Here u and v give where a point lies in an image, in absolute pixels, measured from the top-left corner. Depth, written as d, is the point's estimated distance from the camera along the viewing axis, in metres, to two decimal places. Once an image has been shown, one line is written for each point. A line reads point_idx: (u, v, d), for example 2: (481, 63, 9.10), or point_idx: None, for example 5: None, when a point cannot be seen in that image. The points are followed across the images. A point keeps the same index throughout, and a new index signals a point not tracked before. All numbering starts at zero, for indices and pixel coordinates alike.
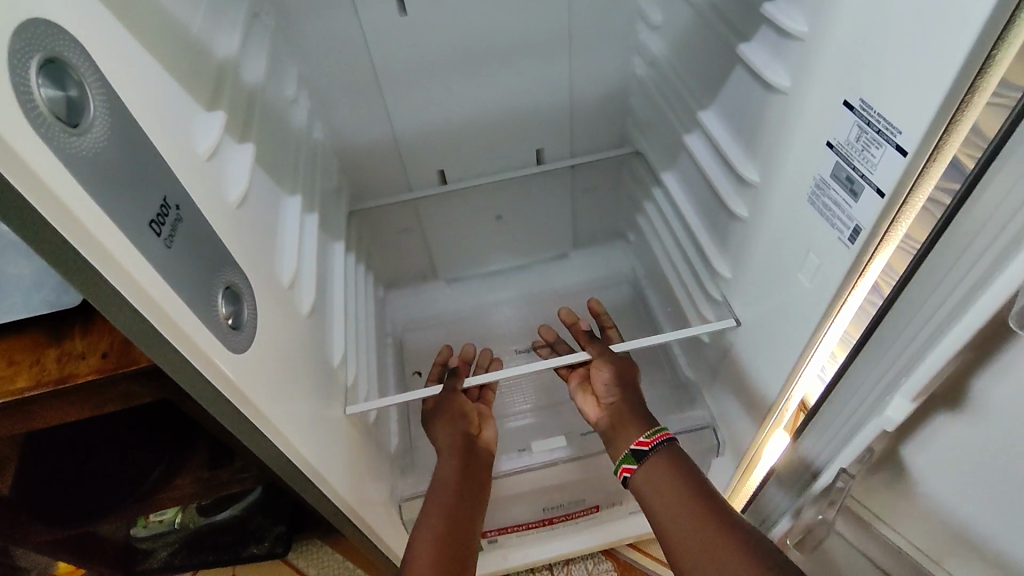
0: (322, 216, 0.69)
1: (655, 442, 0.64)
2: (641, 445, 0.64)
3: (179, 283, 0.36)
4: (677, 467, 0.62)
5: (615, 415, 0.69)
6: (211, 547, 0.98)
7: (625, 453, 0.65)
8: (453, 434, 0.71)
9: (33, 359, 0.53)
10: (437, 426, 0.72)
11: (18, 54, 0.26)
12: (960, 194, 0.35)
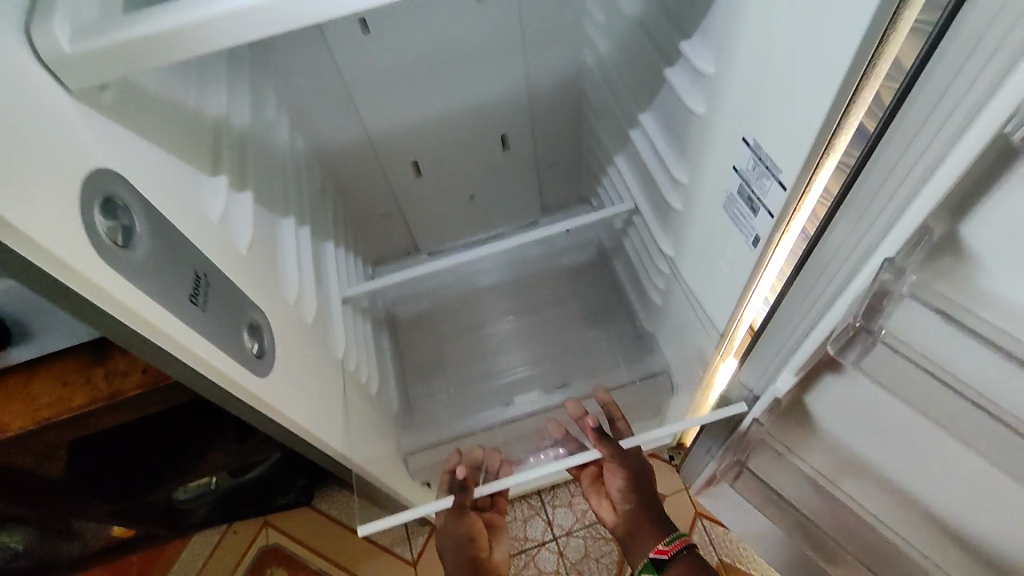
0: (311, 223, 0.77)
1: (674, 551, 0.76)
2: (661, 554, 0.76)
3: (217, 337, 0.45)
4: (699, 568, 0.74)
5: (631, 523, 0.82)
6: (243, 502, 1.11)
7: (648, 562, 0.77)
8: (466, 553, 0.81)
9: (84, 378, 0.63)
10: (450, 547, 0.81)
11: (85, 205, 0.34)
12: (827, 221, 0.45)
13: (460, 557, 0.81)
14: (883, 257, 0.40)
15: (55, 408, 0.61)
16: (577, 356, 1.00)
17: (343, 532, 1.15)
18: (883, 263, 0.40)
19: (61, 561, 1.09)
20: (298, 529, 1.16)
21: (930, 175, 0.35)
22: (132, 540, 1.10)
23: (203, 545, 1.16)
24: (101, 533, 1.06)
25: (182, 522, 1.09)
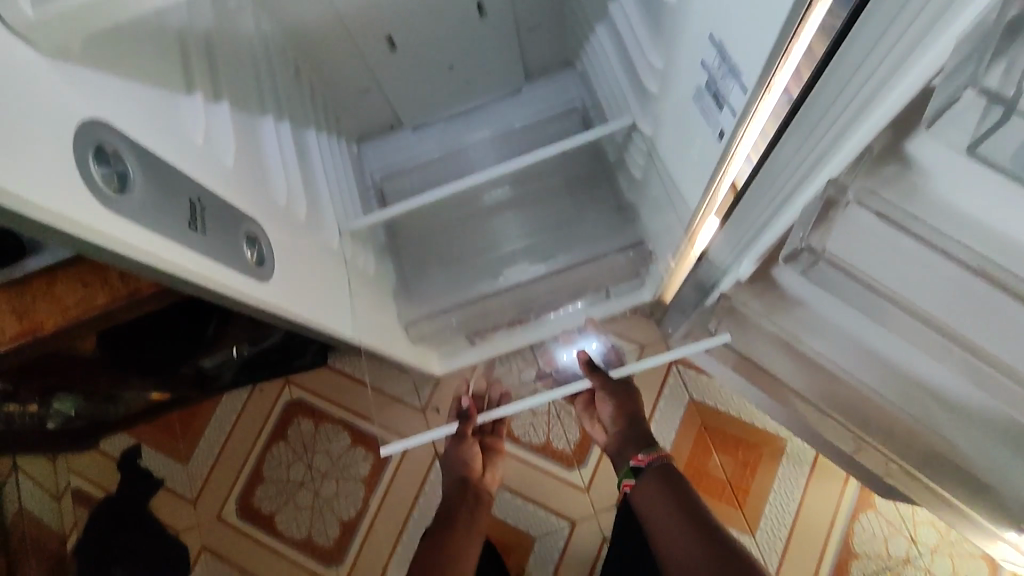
0: (290, 114, 0.77)
1: (650, 460, 0.90)
2: (638, 463, 0.91)
3: (220, 255, 0.50)
4: (669, 476, 0.88)
5: (617, 443, 0.98)
6: (265, 365, 1.23)
7: (626, 471, 0.93)
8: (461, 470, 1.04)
9: (103, 279, 0.64)
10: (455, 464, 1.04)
11: (81, 159, 0.37)
12: (804, 99, 0.48)
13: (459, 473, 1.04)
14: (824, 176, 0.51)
15: (83, 308, 0.63)
16: (562, 226, 1.04)
17: (356, 386, 1.28)
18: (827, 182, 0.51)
19: (112, 418, 1.23)
20: (319, 385, 1.29)
21: (891, 79, 0.40)
22: (169, 402, 1.24)
23: (235, 403, 1.30)
24: (141, 398, 1.19)
25: (214, 383, 1.22)
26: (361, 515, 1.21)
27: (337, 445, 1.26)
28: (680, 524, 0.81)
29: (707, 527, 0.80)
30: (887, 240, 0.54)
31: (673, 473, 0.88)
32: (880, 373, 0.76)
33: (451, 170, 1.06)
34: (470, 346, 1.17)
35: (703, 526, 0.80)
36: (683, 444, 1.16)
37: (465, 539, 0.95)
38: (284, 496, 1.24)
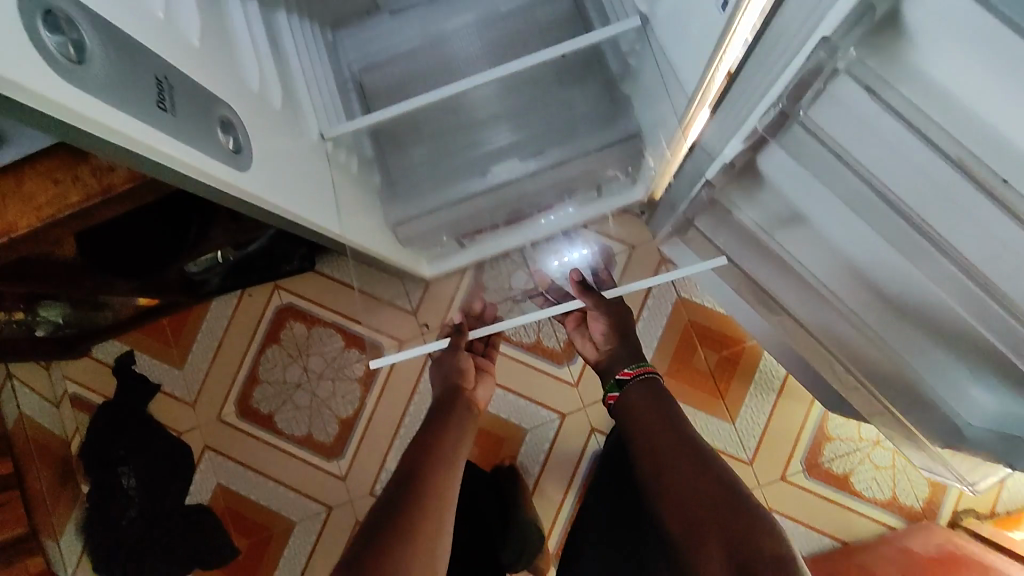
0: None
1: (637, 373, 0.91)
2: (626, 375, 0.91)
3: (194, 139, 0.47)
4: (657, 393, 0.88)
5: (609, 357, 0.99)
6: (252, 270, 1.21)
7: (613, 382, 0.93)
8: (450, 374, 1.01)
9: (73, 176, 0.61)
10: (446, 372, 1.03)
11: (30, 21, 0.33)
12: None
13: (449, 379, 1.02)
14: (819, 36, 0.50)
15: (56, 206, 0.60)
16: (551, 121, 0.99)
17: (344, 289, 1.28)
18: (820, 44, 0.50)
19: (100, 325, 1.23)
20: (308, 290, 1.28)
21: None
22: (157, 308, 1.23)
23: (224, 309, 1.30)
24: (127, 304, 1.19)
25: (201, 289, 1.21)
26: (357, 416, 1.25)
27: (331, 348, 1.28)
28: (658, 430, 0.81)
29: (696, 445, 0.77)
30: (875, 125, 0.53)
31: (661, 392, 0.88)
32: (852, 276, 0.77)
33: (434, 59, 1.00)
34: (459, 249, 1.15)
35: (692, 443, 0.77)
36: (669, 342, 1.19)
37: (446, 430, 0.90)
38: (282, 397, 1.27)
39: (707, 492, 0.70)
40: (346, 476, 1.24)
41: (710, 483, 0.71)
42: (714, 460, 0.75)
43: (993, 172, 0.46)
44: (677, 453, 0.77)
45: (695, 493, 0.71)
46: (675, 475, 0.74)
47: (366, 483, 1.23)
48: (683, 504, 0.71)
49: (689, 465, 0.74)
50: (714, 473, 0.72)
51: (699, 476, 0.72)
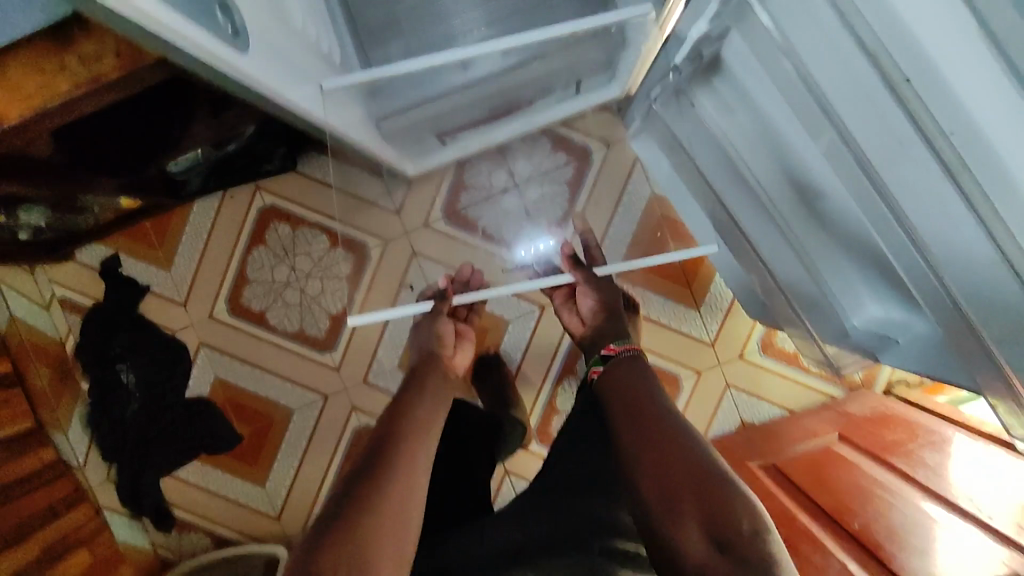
0: None
1: (620, 352, 0.99)
2: (610, 353, 1.00)
3: (194, 13, 0.48)
4: (638, 369, 0.95)
5: (596, 336, 1.11)
6: (233, 170, 1.21)
7: (598, 358, 1.02)
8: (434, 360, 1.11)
9: (58, 62, 0.61)
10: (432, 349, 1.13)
11: None
12: None
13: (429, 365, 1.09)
14: None
15: (47, 92, 0.61)
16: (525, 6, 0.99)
17: (326, 190, 1.30)
18: None
19: (81, 228, 1.23)
20: (290, 191, 1.30)
21: None
22: (139, 211, 1.24)
23: (206, 211, 1.31)
24: (109, 207, 1.19)
25: (183, 190, 1.21)
26: (346, 312, 1.31)
27: (316, 248, 1.31)
28: (637, 406, 0.88)
29: (668, 422, 0.84)
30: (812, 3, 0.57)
31: (642, 369, 0.95)
32: (786, 177, 0.86)
33: None
34: (440, 147, 1.17)
35: (666, 421, 0.84)
36: None
37: (420, 409, 0.96)
38: (272, 295, 1.32)
39: (675, 470, 0.78)
40: (339, 366, 1.32)
41: (684, 456, 0.79)
42: (687, 435, 0.82)
43: (901, 71, 0.51)
44: (653, 429, 0.84)
45: (671, 463, 0.79)
46: (654, 449, 0.82)
47: (359, 372, 1.31)
48: (660, 474, 0.79)
49: (666, 439, 0.82)
50: (686, 447, 0.80)
51: (675, 449, 0.80)
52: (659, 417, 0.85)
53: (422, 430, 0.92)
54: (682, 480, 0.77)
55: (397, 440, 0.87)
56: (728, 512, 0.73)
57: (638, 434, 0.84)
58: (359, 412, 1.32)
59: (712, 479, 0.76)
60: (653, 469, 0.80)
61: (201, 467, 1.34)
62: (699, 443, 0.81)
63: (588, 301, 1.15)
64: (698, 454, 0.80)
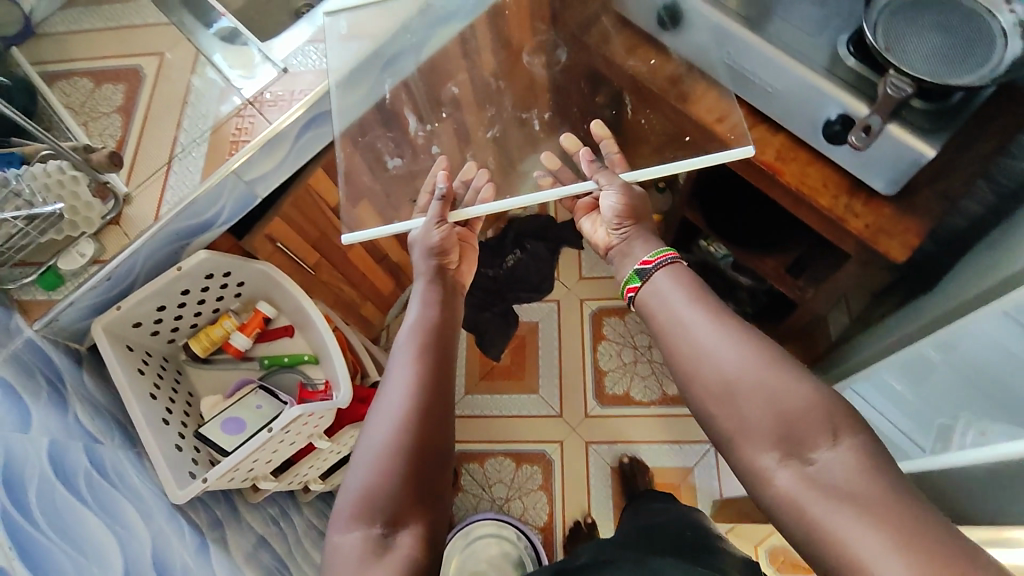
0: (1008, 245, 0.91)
1: (657, 262, 0.71)
2: (645, 264, 0.72)
3: None
4: (693, 283, 0.69)
5: (629, 237, 0.78)
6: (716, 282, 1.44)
7: (631, 275, 0.72)
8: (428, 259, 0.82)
9: (835, 193, 0.92)
10: (435, 323, 0.76)
11: None
12: None
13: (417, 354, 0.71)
14: None
15: (812, 194, 0.93)
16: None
17: None
18: None
19: None
20: None
21: None
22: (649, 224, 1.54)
23: None
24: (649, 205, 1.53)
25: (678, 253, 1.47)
26: (638, 404, 1.46)
27: None
28: (683, 341, 0.64)
29: (753, 349, 0.61)
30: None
31: (695, 279, 0.69)
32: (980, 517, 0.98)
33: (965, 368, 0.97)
34: None
35: (749, 348, 0.61)
36: None
37: (401, 387, 0.68)
38: (621, 342, 1.52)
39: (768, 421, 0.57)
40: (590, 414, 1.46)
41: (762, 395, 0.58)
42: (754, 361, 0.60)
43: None
44: (730, 358, 0.61)
45: (762, 413, 0.58)
46: (717, 404, 0.60)
47: (593, 431, 1.44)
48: (738, 438, 0.59)
49: (729, 382, 0.60)
50: (769, 377, 0.59)
51: (747, 396, 0.59)
52: (736, 352, 0.61)
53: (420, 369, 0.70)
54: (769, 434, 0.57)
55: (386, 396, 0.69)
56: (864, 473, 0.52)
57: (699, 369, 0.62)
58: (559, 447, 1.44)
59: (828, 417, 0.55)
60: (732, 430, 0.59)
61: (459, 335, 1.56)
62: (788, 366, 0.59)
63: (610, 198, 0.81)
64: (785, 388, 0.58)
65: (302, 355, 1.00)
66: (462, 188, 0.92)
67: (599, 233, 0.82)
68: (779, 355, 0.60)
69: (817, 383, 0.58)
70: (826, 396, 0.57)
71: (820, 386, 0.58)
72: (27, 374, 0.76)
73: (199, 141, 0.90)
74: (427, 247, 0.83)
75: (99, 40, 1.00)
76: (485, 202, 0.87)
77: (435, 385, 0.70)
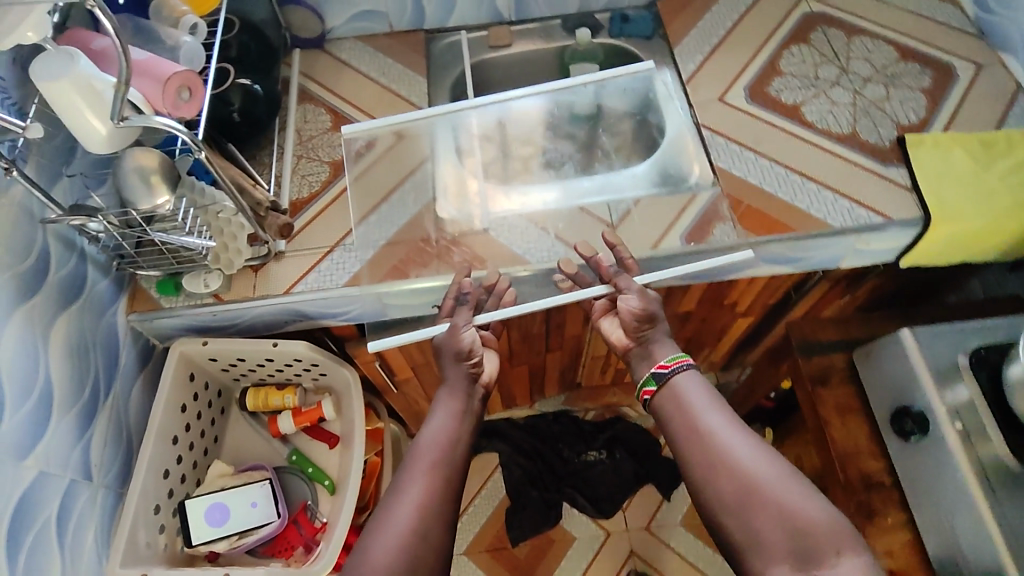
0: None
1: (673, 368, 0.74)
2: (663, 368, 0.74)
3: None
4: (704, 386, 0.73)
5: (642, 342, 0.77)
6: None
7: (647, 377, 0.75)
8: (456, 371, 0.78)
9: None
10: (444, 445, 0.74)
11: None
12: None
13: (426, 473, 0.72)
14: None
15: None
16: None
17: None
18: None
19: None
20: None
21: None
22: None
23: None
24: None
25: None
26: None
27: None
28: (701, 452, 0.68)
29: (764, 461, 0.66)
30: None
31: (705, 382, 0.74)
32: None
33: None
34: None
35: (761, 460, 0.66)
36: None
37: (408, 513, 0.68)
38: None
39: (782, 538, 0.61)
40: None
41: (781, 512, 0.62)
42: (768, 475, 0.65)
43: None
44: (741, 469, 0.66)
45: (779, 531, 0.61)
46: (731, 514, 0.65)
47: None
48: (750, 547, 0.63)
49: (747, 492, 0.64)
50: (784, 492, 0.63)
51: (763, 509, 0.63)
52: (749, 461, 0.66)
53: (429, 487, 0.71)
54: (782, 550, 0.61)
55: (387, 517, 0.68)
56: None
57: (710, 477, 0.67)
58: None
59: (836, 536, 0.60)
60: (742, 541, 0.63)
61: (496, 493, 1.43)
62: (796, 482, 0.64)
63: (626, 300, 0.76)
64: (798, 505, 0.62)
65: (325, 477, 0.92)
66: (483, 290, 0.81)
67: (618, 333, 0.81)
68: (789, 471, 0.65)
69: (821, 500, 0.64)
70: (830, 517, 0.62)
71: (828, 508, 0.62)
72: (82, 374, 0.74)
73: (370, 246, 0.86)
74: (456, 351, 0.77)
75: (363, 88, 0.99)
76: (497, 310, 0.76)
77: (440, 480, 0.72)
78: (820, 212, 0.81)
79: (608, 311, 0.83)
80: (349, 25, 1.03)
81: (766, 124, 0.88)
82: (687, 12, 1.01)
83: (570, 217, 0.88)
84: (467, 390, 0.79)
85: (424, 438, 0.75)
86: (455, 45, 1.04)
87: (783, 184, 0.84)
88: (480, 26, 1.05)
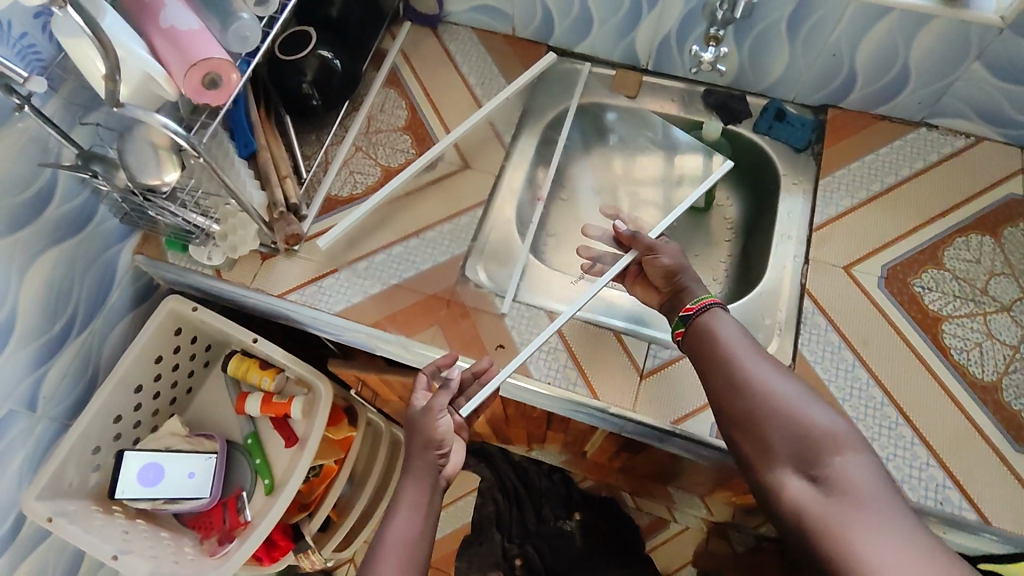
0: None
1: (697, 309, 0.62)
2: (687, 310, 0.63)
3: None
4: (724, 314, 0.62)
5: (675, 296, 0.68)
6: None
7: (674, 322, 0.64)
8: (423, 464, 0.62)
9: None
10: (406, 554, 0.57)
11: None
12: None
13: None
14: None
15: None
16: None
17: None
18: None
19: None
20: None
21: None
22: None
23: None
24: None
25: None
26: None
27: None
28: (714, 369, 0.57)
29: (773, 376, 0.55)
30: None
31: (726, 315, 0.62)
32: None
33: None
34: None
35: (772, 374, 0.55)
36: None
37: None
38: None
39: (787, 445, 0.51)
40: None
41: (792, 424, 0.51)
42: (783, 386, 0.54)
43: None
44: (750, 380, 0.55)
45: (784, 441, 0.51)
46: (741, 430, 0.54)
47: None
48: (759, 462, 0.52)
49: (758, 405, 0.53)
50: (795, 405, 0.52)
51: (773, 422, 0.52)
52: (757, 372, 0.55)
53: None
54: (787, 458, 0.50)
55: None
56: (878, 493, 0.46)
57: (720, 390, 0.56)
58: None
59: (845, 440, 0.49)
60: (751, 457, 0.53)
61: (463, 515, 1.39)
62: (812, 395, 0.53)
63: (662, 257, 0.70)
64: (814, 415, 0.51)
65: (268, 477, 0.88)
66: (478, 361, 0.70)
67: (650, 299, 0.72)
68: (804, 386, 0.54)
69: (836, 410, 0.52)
70: (845, 424, 0.51)
71: (844, 419, 0.51)
72: (59, 307, 0.72)
73: (379, 280, 0.77)
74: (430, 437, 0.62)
75: (454, 91, 0.88)
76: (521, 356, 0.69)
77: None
78: (897, 472, 0.62)
79: (638, 278, 0.73)
80: (469, 15, 0.90)
81: (884, 322, 0.69)
82: (859, 135, 0.80)
83: (602, 336, 0.73)
84: (433, 484, 0.62)
85: (381, 536, 0.58)
86: (573, 74, 0.90)
87: (869, 413, 0.65)
88: (610, 63, 0.90)
